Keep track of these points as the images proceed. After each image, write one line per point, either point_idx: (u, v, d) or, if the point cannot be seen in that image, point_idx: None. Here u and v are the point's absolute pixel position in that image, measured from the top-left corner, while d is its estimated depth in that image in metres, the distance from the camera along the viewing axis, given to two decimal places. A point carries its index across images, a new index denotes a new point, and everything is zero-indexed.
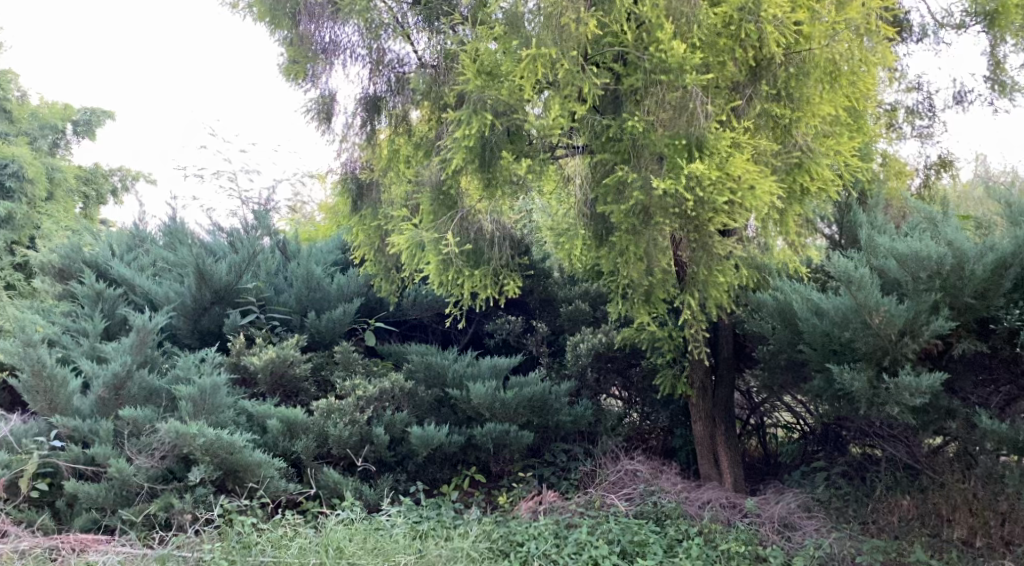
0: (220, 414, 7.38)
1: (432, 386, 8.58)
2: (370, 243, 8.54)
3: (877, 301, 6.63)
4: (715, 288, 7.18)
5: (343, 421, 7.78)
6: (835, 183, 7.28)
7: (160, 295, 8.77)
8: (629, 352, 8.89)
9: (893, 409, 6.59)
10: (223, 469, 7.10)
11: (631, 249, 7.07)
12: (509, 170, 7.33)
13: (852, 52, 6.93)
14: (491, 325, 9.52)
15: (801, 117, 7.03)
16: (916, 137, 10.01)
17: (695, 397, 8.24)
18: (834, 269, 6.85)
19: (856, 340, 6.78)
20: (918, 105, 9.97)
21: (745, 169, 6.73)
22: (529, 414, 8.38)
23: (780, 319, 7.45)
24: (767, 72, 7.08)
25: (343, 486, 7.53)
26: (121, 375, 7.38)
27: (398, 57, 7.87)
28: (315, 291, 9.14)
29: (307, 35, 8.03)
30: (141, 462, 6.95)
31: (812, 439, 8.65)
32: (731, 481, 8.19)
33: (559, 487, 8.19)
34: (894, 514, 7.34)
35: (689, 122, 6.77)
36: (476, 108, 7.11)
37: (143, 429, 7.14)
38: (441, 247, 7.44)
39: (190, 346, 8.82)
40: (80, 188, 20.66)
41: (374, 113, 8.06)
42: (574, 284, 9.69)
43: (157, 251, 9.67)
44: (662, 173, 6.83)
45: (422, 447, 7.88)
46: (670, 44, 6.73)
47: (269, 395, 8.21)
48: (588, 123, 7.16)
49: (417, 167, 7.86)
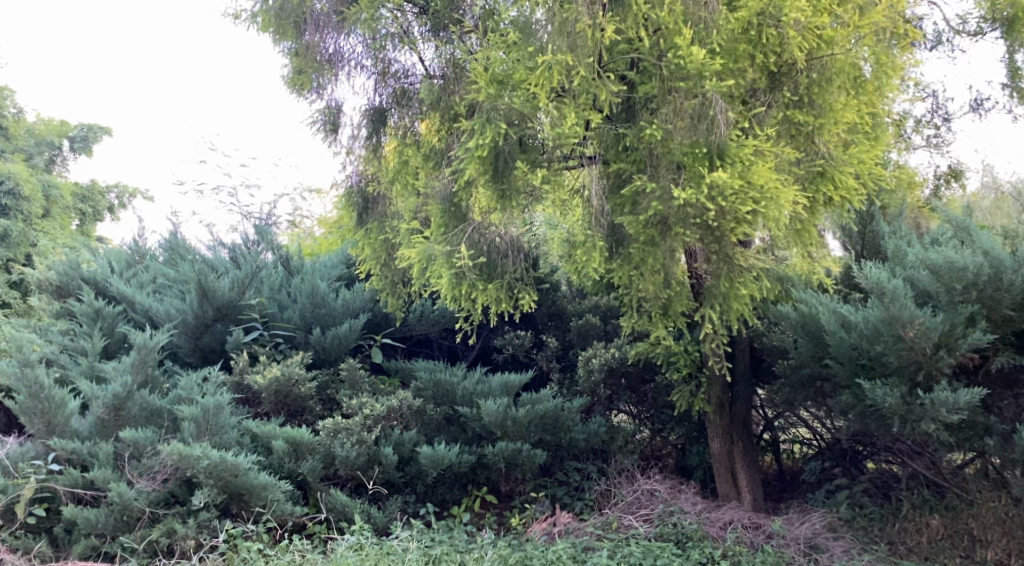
0: (224, 435, 7.12)
1: (441, 404, 8.34)
2: (377, 257, 8.26)
3: (911, 313, 6.39)
4: (737, 301, 6.94)
5: (350, 440, 7.50)
6: (860, 193, 7.05)
7: (161, 312, 8.50)
8: (643, 366, 8.68)
9: (928, 426, 6.32)
10: (228, 492, 6.83)
11: (648, 261, 6.83)
12: (523, 181, 7.00)
13: (874, 59, 6.79)
14: (499, 340, 9.28)
15: (824, 124, 6.81)
16: (928, 148, 9.93)
17: (713, 414, 7.97)
18: (865, 280, 6.58)
19: (887, 354, 6.54)
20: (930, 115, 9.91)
21: (768, 178, 6.48)
22: (542, 432, 8.14)
23: (803, 331, 7.24)
24: (787, 77, 6.86)
25: (352, 508, 7.22)
26: (121, 395, 7.12)
27: (404, 68, 7.73)
28: (320, 306, 8.86)
29: (310, 45, 7.78)
30: (143, 486, 6.70)
31: (829, 455, 8.46)
32: (749, 500, 7.91)
33: (573, 508, 7.93)
34: (922, 534, 7.12)
35: (709, 130, 6.55)
36: (488, 118, 6.82)
37: (144, 451, 6.90)
38: (453, 260, 7.19)
39: (192, 364, 8.57)
40: (76, 205, 20.44)
41: (379, 125, 7.88)
42: (583, 298, 9.47)
43: (157, 267, 9.44)
44: (682, 183, 6.58)
45: (432, 468, 7.62)
46: (688, 50, 6.51)
47: (273, 414, 7.94)
48: (602, 132, 6.95)
49: (425, 179, 7.65)
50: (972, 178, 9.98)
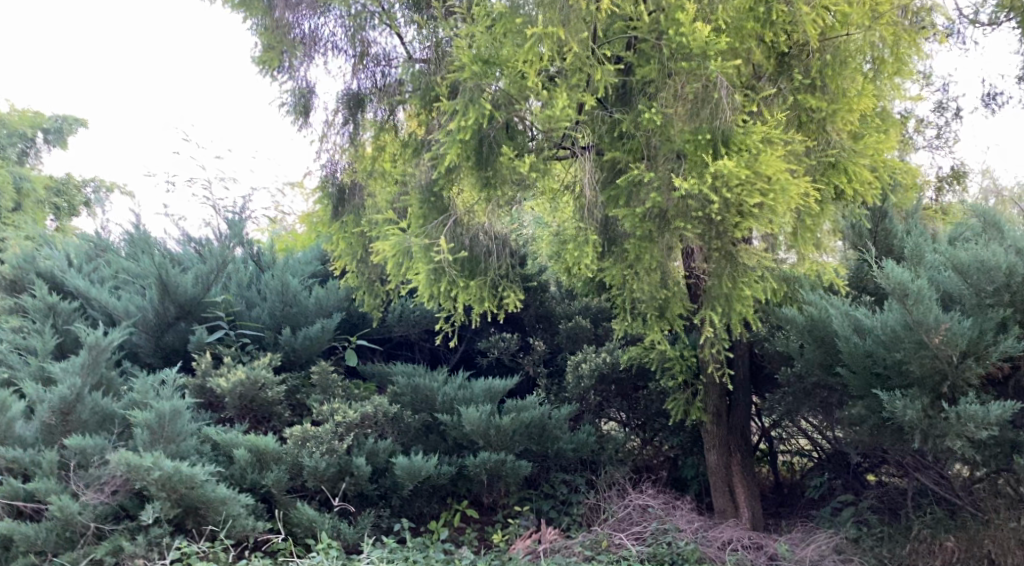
0: (182, 443, 6.49)
1: (419, 410, 7.74)
2: (352, 253, 7.66)
3: (937, 318, 5.85)
4: (741, 304, 6.37)
5: (319, 450, 6.91)
6: (876, 186, 6.52)
7: (119, 308, 7.87)
8: (635, 372, 8.15)
9: (953, 442, 5.77)
10: (183, 506, 6.23)
11: (644, 259, 6.29)
12: (510, 170, 6.43)
13: (890, 41, 6.25)
14: (484, 342, 8.74)
15: (836, 111, 6.31)
16: (926, 148, 9.70)
17: (710, 424, 7.41)
18: (886, 279, 6.02)
19: (909, 362, 5.99)
20: (929, 116, 9.68)
21: (778, 168, 5.94)
22: (527, 442, 7.58)
23: (811, 337, 6.72)
24: (797, 61, 6.39)
25: (319, 524, 6.66)
26: (69, 398, 6.51)
27: (384, 51, 7.18)
28: (291, 305, 8.29)
29: (281, 21, 7.15)
30: (88, 499, 6.04)
31: (830, 467, 7.93)
32: (748, 517, 7.39)
33: (559, 524, 7.36)
34: (937, 557, 6.59)
35: (712, 115, 6.04)
36: (472, 98, 6.26)
37: (92, 461, 6.27)
38: (432, 254, 6.58)
39: (152, 366, 7.94)
40: (51, 199, 19.83)
41: (357, 109, 7.24)
42: (573, 299, 8.94)
43: (118, 261, 8.82)
44: (682, 172, 6.05)
45: (407, 480, 7.02)
46: (691, 27, 5.97)
47: (237, 421, 7.33)
48: (595, 118, 6.47)
49: (404, 167, 7.06)
50: (974, 180, 9.71)
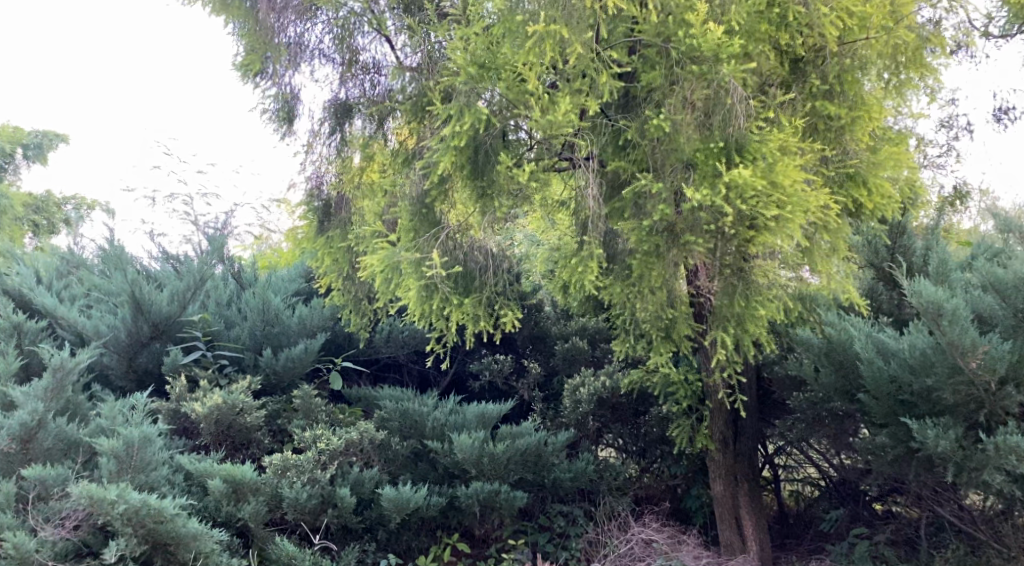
0: (151, 473, 6.01)
1: (407, 437, 7.28)
2: (338, 270, 7.21)
3: (974, 340, 5.43)
4: (754, 324, 5.91)
5: (301, 480, 6.44)
6: (896, 200, 6.12)
7: (88, 327, 7.39)
8: (636, 397, 7.74)
9: (992, 476, 5.38)
10: (150, 542, 5.74)
11: (649, 277, 5.84)
12: (506, 179, 6.01)
13: (912, 45, 5.90)
14: (476, 364, 8.30)
15: (854, 120, 5.92)
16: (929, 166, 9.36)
17: (715, 451, 6.96)
18: (915, 299, 5.61)
19: (941, 390, 5.62)
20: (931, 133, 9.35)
21: (796, 178, 5.54)
22: (522, 471, 7.12)
23: (827, 361, 6.36)
24: (813, 67, 6.04)
25: (299, 560, 6.18)
26: (30, 425, 6.01)
27: (374, 59, 6.81)
28: (273, 325, 7.85)
29: (264, 23, 6.65)
30: (47, 535, 5.55)
31: (840, 497, 7.51)
32: (757, 551, 6.93)
33: (556, 559, 6.90)
34: None
35: (724, 122, 5.68)
36: (467, 103, 5.84)
37: (52, 493, 5.77)
38: (424, 270, 6.13)
39: (123, 389, 7.46)
40: (30, 217, 19.38)
41: (344, 117, 6.85)
42: (570, 319, 8.53)
43: (90, 278, 8.34)
44: (692, 182, 5.65)
45: (395, 512, 6.55)
46: (702, 28, 5.59)
47: (213, 448, 6.85)
48: (600, 127, 6.06)
49: (394, 175, 6.56)
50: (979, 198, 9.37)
